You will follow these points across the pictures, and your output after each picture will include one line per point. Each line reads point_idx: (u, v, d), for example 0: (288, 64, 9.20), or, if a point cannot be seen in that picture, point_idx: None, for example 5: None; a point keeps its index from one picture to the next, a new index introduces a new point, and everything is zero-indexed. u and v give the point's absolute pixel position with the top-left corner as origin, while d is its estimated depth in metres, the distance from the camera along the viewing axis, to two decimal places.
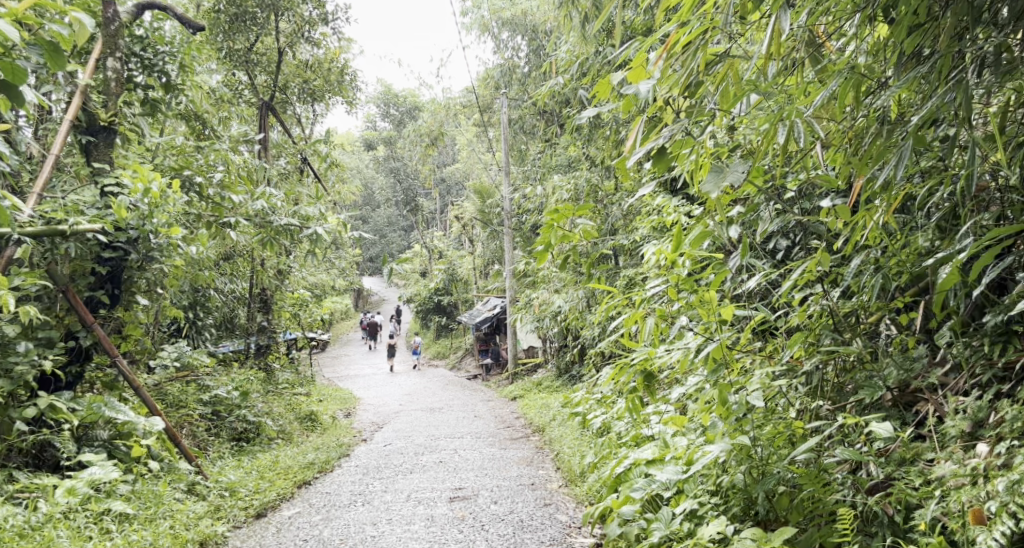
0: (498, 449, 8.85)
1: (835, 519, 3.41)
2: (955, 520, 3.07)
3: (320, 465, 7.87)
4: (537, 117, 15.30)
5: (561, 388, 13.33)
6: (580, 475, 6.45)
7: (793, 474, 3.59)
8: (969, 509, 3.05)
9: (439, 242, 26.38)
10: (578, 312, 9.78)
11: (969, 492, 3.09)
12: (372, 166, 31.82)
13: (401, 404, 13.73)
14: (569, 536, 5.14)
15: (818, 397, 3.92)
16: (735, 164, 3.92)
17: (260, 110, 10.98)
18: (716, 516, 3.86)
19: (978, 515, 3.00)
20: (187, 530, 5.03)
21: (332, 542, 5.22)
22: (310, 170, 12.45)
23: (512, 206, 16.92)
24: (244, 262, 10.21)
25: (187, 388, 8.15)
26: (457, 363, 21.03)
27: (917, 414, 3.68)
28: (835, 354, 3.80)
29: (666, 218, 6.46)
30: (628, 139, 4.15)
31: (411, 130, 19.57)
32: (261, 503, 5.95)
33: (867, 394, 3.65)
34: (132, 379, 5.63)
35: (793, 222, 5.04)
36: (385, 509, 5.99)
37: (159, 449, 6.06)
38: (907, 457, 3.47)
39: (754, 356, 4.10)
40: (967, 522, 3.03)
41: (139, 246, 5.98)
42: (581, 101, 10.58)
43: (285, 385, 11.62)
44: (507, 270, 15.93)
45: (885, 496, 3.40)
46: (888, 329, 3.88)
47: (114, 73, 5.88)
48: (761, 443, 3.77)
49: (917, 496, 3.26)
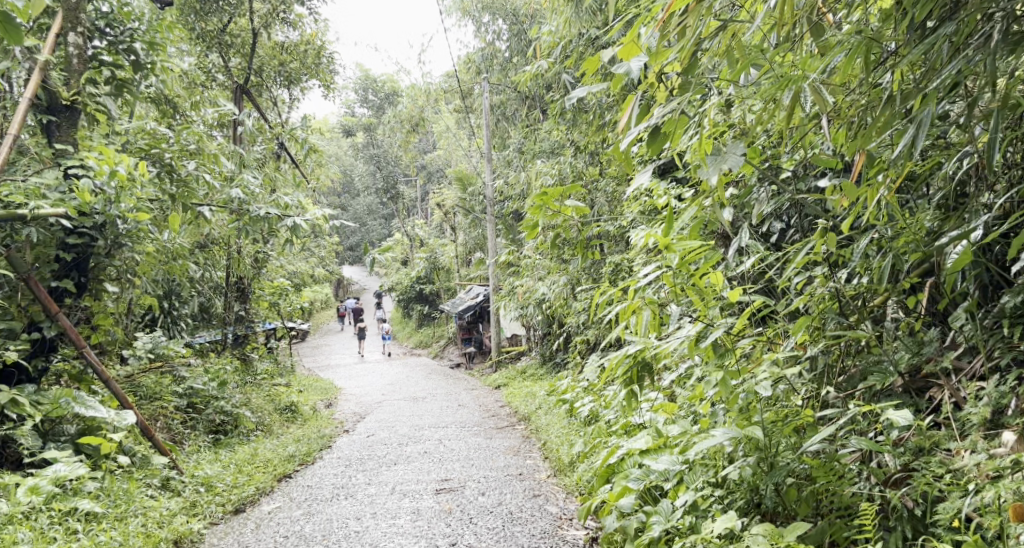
0: (483, 439, 8.66)
1: (853, 512, 3.29)
2: (990, 517, 2.91)
3: (301, 457, 7.65)
4: (518, 101, 15.06)
5: (545, 376, 13.16)
6: (569, 464, 6.29)
7: (804, 465, 3.44)
8: (1006, 504, 2.89)
9: (420, 230, 26.12)
10: (564, 299, 9.60)
11: (1006, 486, 2.93)
12: (350, 153, 31.41)
13: (383, 393, 13.51)
14: (561, 528, 4.97)
15: (824, 384, 3.75)
16: (734, 146, 3.75)
17: (234, 94, 10.86)
18: (720, 509, 3.70)
19: (1018, 511, 2.85)
20: (160, 529, 4.81)
21: (314, 538, 5.00)
22: (288, 156, 12.14)
23: (494, 193, 16.70)
24: (219, 250, 9.93)
25: (162, 380, 7.88)
26: (440, 352, 20.84)
27: (930, 400, 3.52)
28: (842, 340, 3.63)
29: (656, 201, 6.27)
30: (622, 121, 3.95)
31: (391, 116, 19.28)
32: (238, 498, 5.72)
33: (879, 381, 3.48)
34: (102, 373, 5.39)
35: (789, 203, 4.88)
36: (370, 502, 5.79)
37: (132, 443, 5.81)
38: (924, 446, 3.32)
39: (756, 342, 3.93)
40: (1006, 519, 2.87)
41: (105, 232, 5.69)
42: (564, 84, 10.37)
43: (263, 375, 11.37)
44: (490, 257, 15.73)
45: (905, 487, 3.26)
46: (894, 311, 3.68)
47: (77, 49, 5.70)
48: (768, 432, 3.58)
49: (941, 488, 3.11)
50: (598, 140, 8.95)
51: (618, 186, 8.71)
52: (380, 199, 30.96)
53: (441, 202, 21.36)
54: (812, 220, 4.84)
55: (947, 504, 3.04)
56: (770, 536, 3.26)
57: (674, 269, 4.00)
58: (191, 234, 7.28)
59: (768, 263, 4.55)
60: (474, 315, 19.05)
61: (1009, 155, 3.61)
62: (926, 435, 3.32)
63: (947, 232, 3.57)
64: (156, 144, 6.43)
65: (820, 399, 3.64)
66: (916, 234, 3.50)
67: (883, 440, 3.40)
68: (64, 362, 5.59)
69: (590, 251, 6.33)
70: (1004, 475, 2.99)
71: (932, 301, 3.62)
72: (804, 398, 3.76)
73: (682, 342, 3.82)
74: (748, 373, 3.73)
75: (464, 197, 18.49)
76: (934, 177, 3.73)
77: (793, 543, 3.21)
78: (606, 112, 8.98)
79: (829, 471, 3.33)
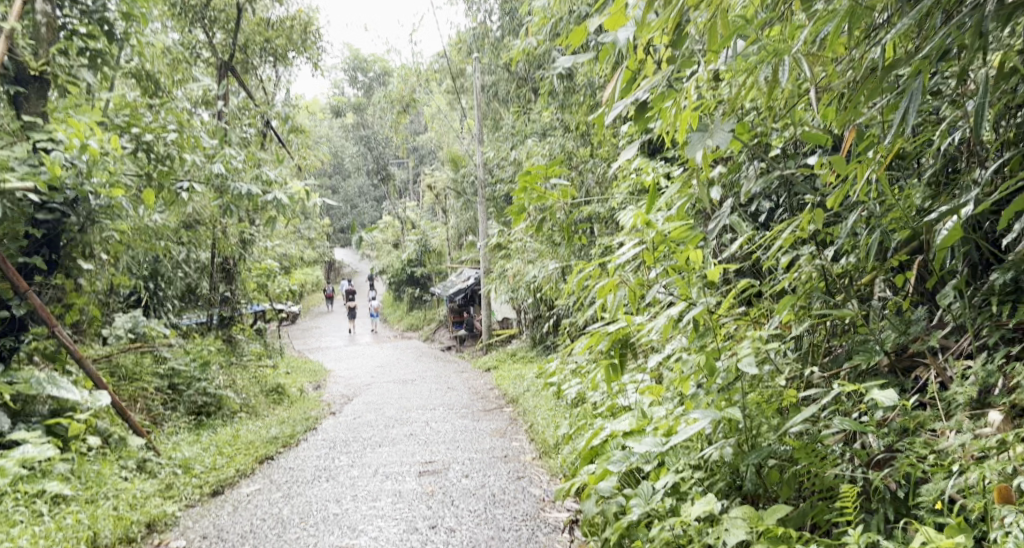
0: (471, 421, 8.58)
1: (835, 494, 3.21)
2: (976, 499, 2.83)
3: (284, 439, 7.56)
4: (510, 82, 14.94)
5: (534, 359, 13.10)
6: (554, 446, 6.22)
7: (786, 447, 3.35)
8: (993, 486, 2.81)
9: (412, 212, 25.97)
10: (553, 281, 9.52)
11: (992, 467, 2.86)
12: (341, 134, 31.18)
13: (372, 376, 13.44)
14: (543, 511, 4.88)
15: (808, 363, 3.65)
16: (720, 121, 3.64)
17: (220, 71, 10.65)
18: (700, 492, 3.63)
19: (1005, 493, 2.77)
20: (132, 511, 4.71)
21: (292, 521, 4.90)
22: (275, 136, 11.99)
23: (485, 175, 16.58)
24: (204, 230, 9.78)
25: (142, 360, 7.77)
26: (431, 334, 20.76)
27: (916, 380, 3.42)
28: (827, 319, 3.52)
29: (644, 181, 6.16)
30: (607, 94, 3.83)
31: (381, 97, 19.08)
32: (217, 480, 5.63)
33: (865, 360, 3.37)
34: (75, 353, 5.28)
35: (777, 181, 4.77)
36: (351, 485, 5.70)
37: (107, 423, 5.73)
38: (909, 426, 3.23)
39: (740, 322, 3.82)
40: (992, 501, 2.79)
41: (77, 209, 5.65)
42: (555, 63, 10.23)
43: (249, 356, 11.26)
44: (480, 239, 15.62)
45: (888, 468, 3.17)
46: (880, 289, 3.56)
47: (44, 16, 5.51)
48: (750, 412, 3.49)
49: (925, 470, 3.03)
50: (589, 120, 8.84)
51: (609, 167, 8.61)
52: (371, 181, 30.79)
53: (433, 183, 21.20)
54: (800, 198, 4.73)
55: (930, 486, 2.97)
56: (749, 520, 3.19)
57: (655, 247, 3.87)
58: (172, 212, 7.15)
59: (754, 242, 4.45)
60: (465, 298, 18.98)
61: (1000, 129, 3.52)
62: (912, 416, 3.22)
63: (936, 209, 3.47)
64: (133, 120, 6.29)
65: (804, 379, 3.53)
66: (904, 210, 3.40)
67: (867, 420, 3.31)
68: (36, 342, 5.48)
69: (577, 231, 6.23)
70: (989, 456, 2.92)
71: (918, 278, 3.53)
72: (788, 380, 3.66)
73: (665, 322, 3.71)
74: (731, 352, 3.62)
75: (455, 180, 18.36)
76: (924, 152, 3.62)
77: (773, 526, 3.13)
78: (596, 91, 8.86)
79: (811, 453, 3.24)
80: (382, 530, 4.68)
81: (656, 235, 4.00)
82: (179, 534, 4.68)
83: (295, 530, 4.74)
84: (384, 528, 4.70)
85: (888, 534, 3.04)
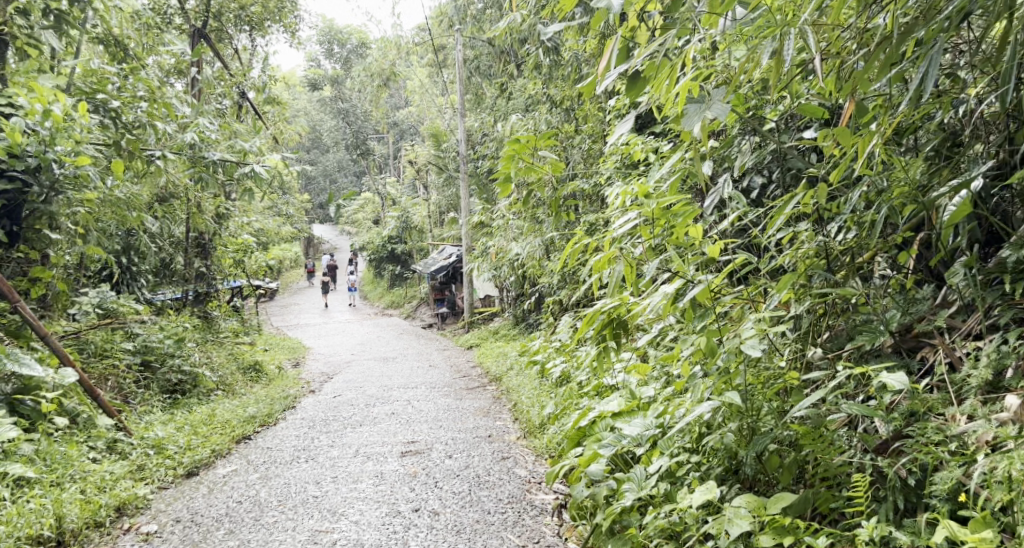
0: (453, 400, 8.44)
1: (842, 482, 3.10)
2: (997, 489, 2.70)
3: (262, 418, 7.38)
4: (492, 57, 14.69)
5: (517, 337, 12.97)
6: (539, 426, 6.09)
7: (789, 432, 3.23)
8: (1014, 475, 2.68)
9: (392, 188, 25.71)
10: (537, 259, 9.38)
11: (1011, 454, 2.72)
12: (320, 108, 30.71)
13: (353, 353, 13.28)
14: (529, 493, 4.75)
15: (809, 344, 3.52)
16: (717, 94, 3.46)
17: (193, 39, 10.38)
18: (696, 477, 3.53)
19: None
20: (101, 494, 4.53)
21: (269, 504, 4.73)
22: (251, 108, 11.70)
23: (467, 151, 16.35)
24: (178, 204, 9.54)
25: (113, 336, 7.57)
26: (413, 311, 20.61)
27: (922, 362, 3.29)
28: (828, 299, 3.39)
29: (633, 156, 6.01)
30: (599, 62, 3.64)
31: (361, 70, 18.77)
32: (191, 461, 5.45)
33: (869, 341, 3.24)
34: (39, 328, 5.11)
35: (771, 156, 4.63)
36: (331, 465, 5.55)
37: (75, 401, 5.54)
38: (917, 410, 3.10)
39: (738, 301, 3.69)
40: (1017, 492, 2.65)
41: (40, 177, 5.51)
42: (539, 36, 10.04)
43: (226, 333, 11.05)
44: (463, 216, 15.43)
45: (897, 455, 3.05)
46: (883, 266, 3.43)
47: None
48: (750, 394, 3.36)
49: (938, 456, 2.90)
50: (573, 94, 8.65)
51: (594, 143, 8.45)
52: (350, 157, 30.40)
53: (414, 159, 20.95)
54: (796, 173, 4.58)
55: (945, 474, 2.84)
56: (751, 509, 3.10)
57: (651, 221, 3.72)
58: (145, 184, 6.92)
59: (749, 218, 4.31)
60: (447, 275, 18.80)
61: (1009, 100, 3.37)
62: (919, 399, 3.09)
63: (942, 184, 3.33)
64: (100, 87, 6.05)
65: (805, 360, 3.41)
66: (910, 185, 3.28)
67: (873, 404, 3.18)
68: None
69: (563, 207, 6.07)
70: (1008, 444, 2.79)
71: (922, 254, 3.41)
72: (788, 360, 3.54)
73: (660, 301, 3.56)
74: (728, 332, 3.48)
75: (437, 155, 18.11)
76: (927, 124, 3.49)
77: (776, 516, 3.02)
78: (582, 65, 8.69)
79: (819, 442, 3.14)
80: (363, 513, 4.52)
81: (653, 208, 3.83)
82: (151, 518, 4.51)
83: (273, 514, 4.58)
84: (365, 512, 4.54)
85: (899, 523, 2.93)
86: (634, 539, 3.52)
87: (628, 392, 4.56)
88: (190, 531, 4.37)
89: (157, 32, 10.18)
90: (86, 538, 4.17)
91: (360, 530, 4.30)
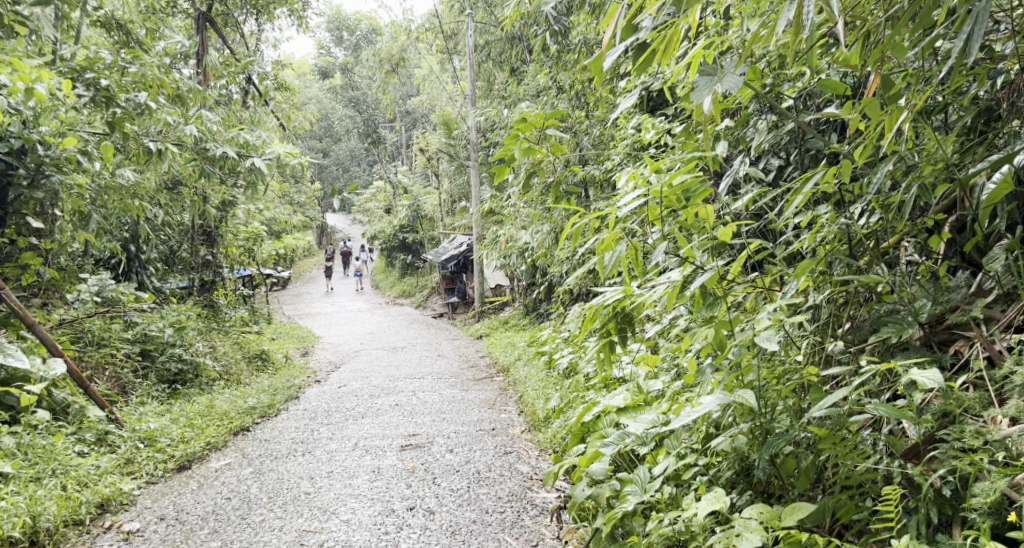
0: (459, 391, 8.24)
1: (867, 490, 2.85)
2: None
3: (262, 409, 7.21)
4: (501, 42, 14.45)
5: (526, 327, 12.75)
6: (544, 420, 5.88)
7: (808, 435, 2.98)
8: None
9: (404, 176, 25.56)
10: (545, 248, 9.15)
11: None
12: (331, 97, 30.61)
13: (361, 342, 13.11)
14: (530, 491, 4.54)
15: (828, 336, 3.26)
16: (730, 66, 3.21)
17: (198, 23, 10.27)
18: (703, 481, 3.32)
19: None
20: (82, 491, 4.36)
21: (258, 501, 4.54)
22: (257, 95, 11.55)
23: (478, 138, 16.11)
24: (181, 191, 9.40)
25: (112, 325, 7.45)
26: (424, 301, 20.40)
27: (955, 356, 3.02)
28: (850, 287, 3.13)
29: (643, 139, 5.77)
30: (605, 33, 3.37)
31: (372, 58, 18.63)
32: (183, 454, 5.28)
33: (895, 333, 2.96)
34: (27, 319, 4.94)
35: (788, 137, 4.38)
36: (327, 460, 5.35)
37: (64, 391, 5.38)
38: (952, 411, 2.83)
39: (751, 291, 3.44)
40: None
41: (26, 160, 5.74)
42: (549, 20, 9.81)
43: (232, 322, 10.92)
44: (473, 204, 15.21)
45: (930, 461, 2.80)
46: (909, 251, 3.13)
47: None
48: (765, 391, 3.10)
49: (977, 465, 2.64)
50: (583, 78, 8.41)
51: (604, 129, 8.19)
52: (363, 145, 30.28)
53: (426, 147, 20.76)
54: (815, 154, 4.32)
55: (985, 486, 2.59)
56: (764, 520, 2.86)
57: (660, 201, 3.46)
58: (145, 169, 6.81)
59: (764, 202, 4.07)
60: (458, 265, 18.61)
61: None
62: (955, 397, 2.81)
63: (978, 162, 3.05)
64: (92, 68, 5.90)
65: (824, 354, 3.14)
66: (941, 163, 3.01)
67: (902, 403, 2.91)
68: None
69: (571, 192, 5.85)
70: None
71: (954, 238, 3.13)
72: (806, 355, 3.27)
73: (666, 290, 3.33)
74: (741, 324, 3.24)
75: (447, 143, 17.87)
76: (961, 98, 3.21)
77: (791, 530, 2.77)
78: (591, 48, 8.44)
79: (840, 445, 2.84)
80: (355, 512, 4.32)
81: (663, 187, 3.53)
82: (134, 516, 4.34)
83: (260, 512, 4.38)
84: (358, 511, 4.34)
85: (931, 538, 2.70)
86: (637, 547, 3.32)
87: (634, 385, 4.37)
88: (173, 530, 4.19)
89: (160, 17, 10.03)
90: (62, 537, 4.01)
91: (350, 530, 4.11)
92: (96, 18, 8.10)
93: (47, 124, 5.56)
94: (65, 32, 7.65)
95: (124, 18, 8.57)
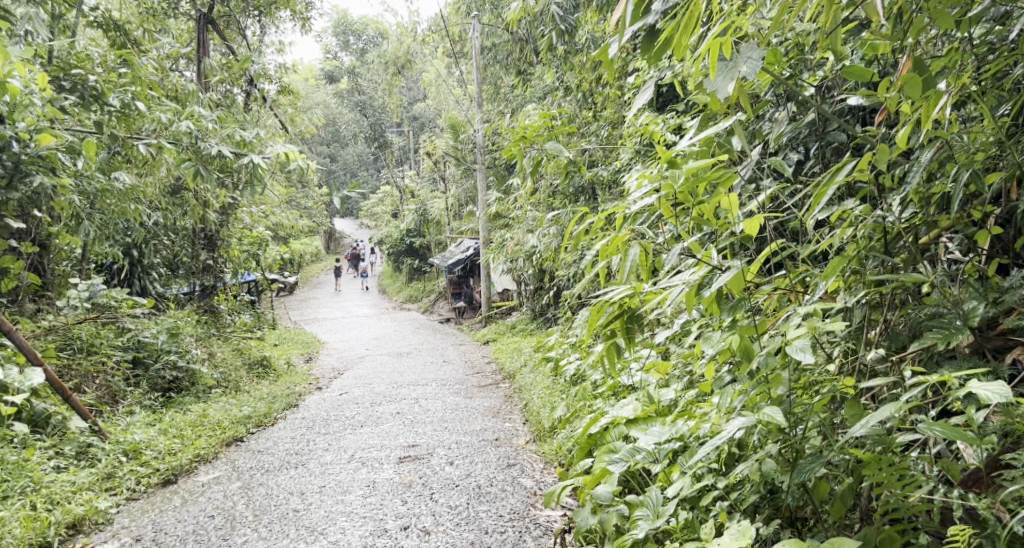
0: (463, 398, 7.95)
1: (921, 526, 2.53)
2: None
3: (258, 418, 6.94)
4: (508, 44, 14.17)
5: (534, 332, 12.44)
6: (550, 430, 5.58)
7: (845, 457, 2.67)
8: None
9: (411, 181, 25.29)
10: (553, 252, 8.84)
11: None
12: (339, 102, 30.47)
13: (367, 348, 12.84)
14: (532, 508, 4.24)
15: (862, 342, 2.96)
16: (751, 52, 2.92)
17: (198, 25, 10.08)
18: (722, 506, 3.05)
19: None
20: (52, 510, 4.10)
21: (242, 520, 4.27)
22: (259, 98, 11.32)
23: (486, 141, 15.83)
24: (178, 194, 9.17)
25: (104, 331, 7.22)
26: (430, 306, 20.09)
27: (1012, 366, 2.71)
28: (887, 288, 2.82)
29: (655, 136, 5.48)
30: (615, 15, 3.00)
31: (379, 61, 18.43)
32: (168, 468, 5.00)
33: (943, 339, 2.64)
34: (4, 325, 4.68)
35: (809, 129, 4.07)
36: (321, 473, 5.08)
37: (47, 402, 5.11)
38: (1011, 430, 2.51)
39: (775, 293, 3.14)
40: None
41: (5, 158, 5.57)
42: (558, 18, 9.52)
43: (232, 328, 10.69)
44: (480, 209, 14.93)
45: (995, 491, 2.48)
46: (953, 249, 2.83)
47: None
48: (792, 407, 2.81)
49: None
50: (592, 76, 8.12)
51: (613, 129, 7.90)
52: (371, 150, 30.11)
53: (433, 150, 20.49)
54: (838, 147, 4.03)
55: None
56: None
57: (678, 189, 3.21)
58: (139, 171, 6.59)
59: (786, 200, 3.78)
60: (465, 269, 18.32)
61: None
62: (1018, 415, 2.48)
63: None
64: (79, 66, 5.70)
65: (860, 363, 2.84)
66: (989, 152, 2.73)
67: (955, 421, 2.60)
68: None
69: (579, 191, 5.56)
70: None
71: (1003, 233, 2.82)
72: (838, 365, 2.96)
73: (680, 293, 3.03)
74: (765, 330, 2.95)
75: (454, 146, 17.59)
76: (1004, 80, 2.90)
77: None
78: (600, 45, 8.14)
79: (887, 470, 2.53)
80: (344, 532, 4.04)
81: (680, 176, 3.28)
82: (109, 536, 4.09)
83: (243, 532, 4.12)
84: (347, 531, 4.06)
85: None
86: None
87: (644, 394, 4.10)
88: None
89: (159, 18, 9.80)
90: None
91: None
92: (93, 19, 7.85)
93: (24, 121, 5.34)
94: (59, 31, 7.43)
95: (119, 19, 8.37)
